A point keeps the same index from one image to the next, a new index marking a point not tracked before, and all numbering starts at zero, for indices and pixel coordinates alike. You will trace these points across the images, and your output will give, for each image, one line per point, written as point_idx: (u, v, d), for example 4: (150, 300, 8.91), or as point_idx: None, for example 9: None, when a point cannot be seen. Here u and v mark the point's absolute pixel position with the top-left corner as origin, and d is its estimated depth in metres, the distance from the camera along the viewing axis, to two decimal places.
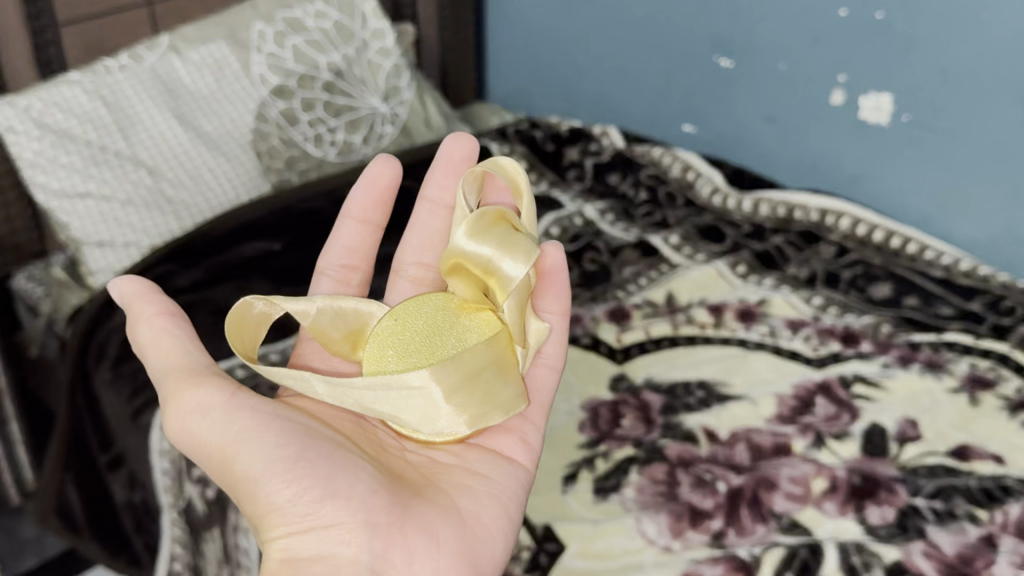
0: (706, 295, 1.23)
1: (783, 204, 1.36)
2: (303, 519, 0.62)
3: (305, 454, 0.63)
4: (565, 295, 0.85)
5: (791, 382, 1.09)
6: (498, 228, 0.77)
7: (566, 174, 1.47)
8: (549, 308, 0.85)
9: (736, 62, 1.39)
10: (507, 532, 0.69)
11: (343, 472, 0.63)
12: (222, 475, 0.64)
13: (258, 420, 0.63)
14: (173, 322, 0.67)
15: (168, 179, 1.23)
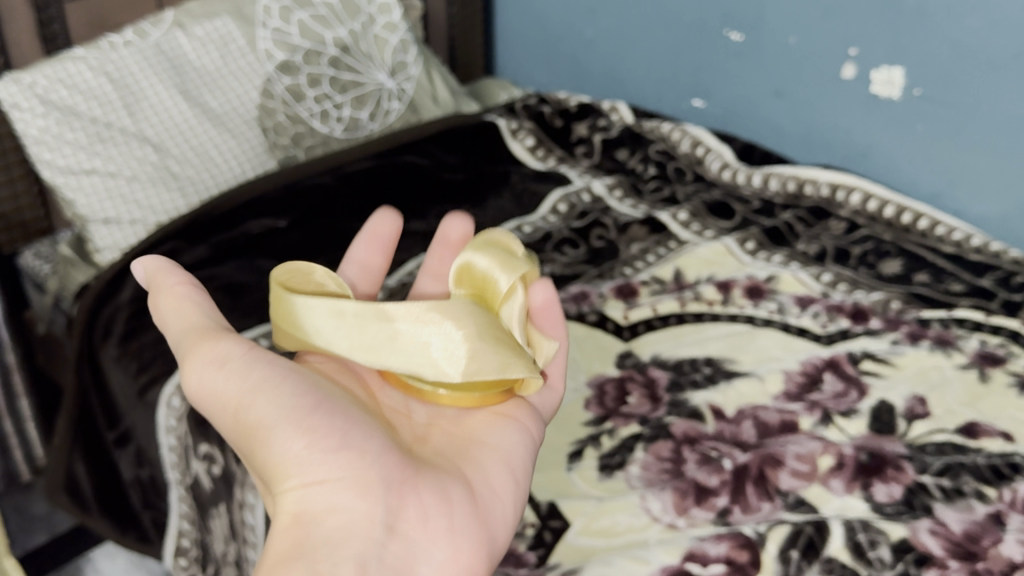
0: (714, 272, 1.22)
1: (793, 179, 1.35)
2: (316, 472, 0.60)
3: (322, 403, 0.63)
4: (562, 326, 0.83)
5: (799, 359, 1.09)
6: (498, 246, 0.81)
7: (574, 151, 1.46)
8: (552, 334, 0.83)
9: (746, 36, 1.37)
10: (517, 500, 0.68)
11: (358, 427, 0.63)
12: (234, 432, 0.63)
13: (275, 372, 0.63)
14: (193, 290, 0.68)
15: (173, 155, 1.23)
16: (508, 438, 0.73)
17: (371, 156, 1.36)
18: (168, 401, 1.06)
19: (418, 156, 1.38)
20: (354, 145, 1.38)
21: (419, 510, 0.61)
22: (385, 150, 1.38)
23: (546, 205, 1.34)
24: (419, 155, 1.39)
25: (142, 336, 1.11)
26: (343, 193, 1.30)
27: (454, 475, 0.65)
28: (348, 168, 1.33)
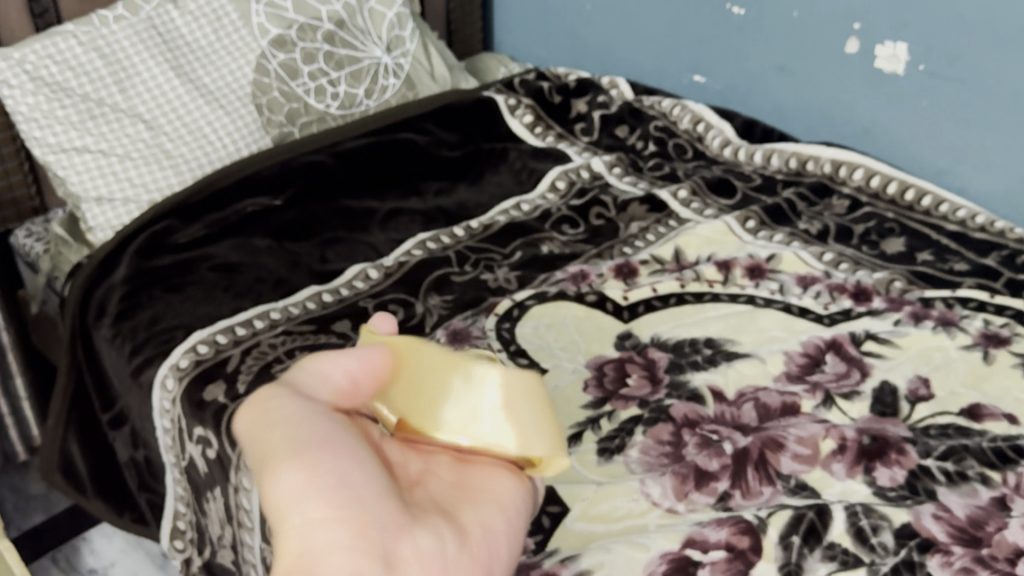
0: (714, 251, 1.21)
1: (795, 155, 1.33)
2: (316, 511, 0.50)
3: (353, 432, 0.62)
4: None
5: (801, 340, 1.07)
6: None
7: (574, 127, 1.44)
8: None
9: (749, 9, 1.34)
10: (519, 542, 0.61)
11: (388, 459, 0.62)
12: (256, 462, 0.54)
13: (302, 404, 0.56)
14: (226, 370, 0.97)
15: (166, 132, 1.21)
16: (506, 489, 0.62)
17: (368, 134, 1.34)
18: (163, 384, 1.04)
19: (416, 133, 1.36)
20: (350, 123, 1.35)
21: (418, 552, 0.52)
22: (382, 127, 1.35)
23: (545, 182, 1.33)
24: (416, 132, 1.36)
25: (137, 316, 1.10)
26: (339, 171, 1.28)
27: (452, 526, 0.56)
28: (344, 146, 1.30)
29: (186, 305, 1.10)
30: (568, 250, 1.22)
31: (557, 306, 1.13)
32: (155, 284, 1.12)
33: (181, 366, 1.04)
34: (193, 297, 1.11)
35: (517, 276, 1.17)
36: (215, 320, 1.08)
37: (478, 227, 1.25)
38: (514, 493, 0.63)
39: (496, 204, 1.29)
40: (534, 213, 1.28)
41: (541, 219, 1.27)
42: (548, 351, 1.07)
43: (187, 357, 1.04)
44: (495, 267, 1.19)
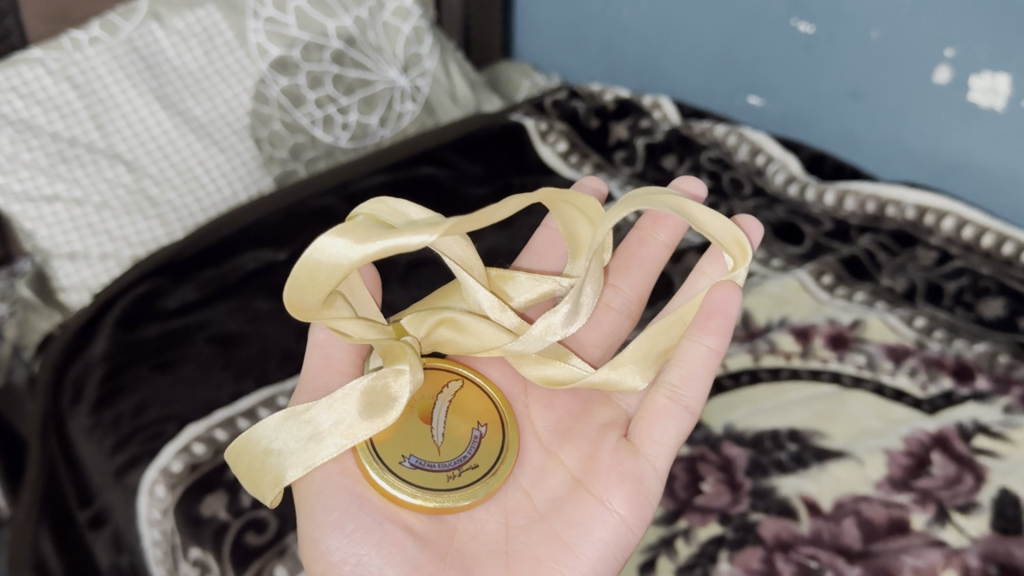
0: (787, 313, 1.05)
1: (872, 197, 1.17)
2: (361, 559, 0.66)
3: (344, 524, 0.67)
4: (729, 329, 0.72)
5: (901, 435, 0.92)
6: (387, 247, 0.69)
7: (614, 156, 1.26)
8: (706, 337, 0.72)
9: (819, 27, 1.16)
10: (598, 515, 0.70)
11: (378, 550, 0.66)
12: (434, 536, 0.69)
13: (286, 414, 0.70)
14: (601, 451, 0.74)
15: (150, 175, 1.04)
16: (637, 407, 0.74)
17: (385, 170, 1.16)
18: (156, 487, 0.87)
19: (438, 166, 1.18)
20: (362, 156, 1.18)
21: (472, 529, 0.71)
22: (396, 161, 1.17)
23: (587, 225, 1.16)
24: (437, 165, 1.18)
25: (122, 401, 0.93)
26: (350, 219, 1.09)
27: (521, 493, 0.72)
28: (356, 187, 1.12)
29: (179, 390, 0.93)
30: None
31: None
32: (143, 361, 0.95)
33: (172, 470, 0.87)
34: (187, 380, 0.94)
35: None
36: (213, 408, 0.91)
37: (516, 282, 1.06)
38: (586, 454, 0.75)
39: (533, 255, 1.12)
40: None
41: None
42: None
43: (179, 459, 0.88)
44: None
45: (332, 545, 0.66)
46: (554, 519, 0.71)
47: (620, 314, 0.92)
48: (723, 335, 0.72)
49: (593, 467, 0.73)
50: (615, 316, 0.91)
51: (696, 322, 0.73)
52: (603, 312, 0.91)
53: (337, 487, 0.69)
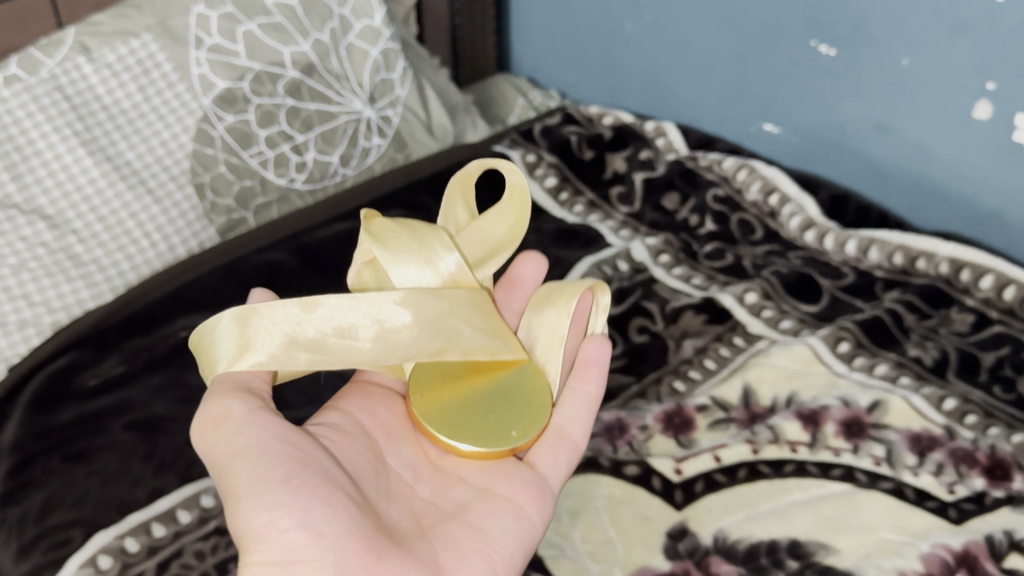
0: (795, 389, 0.91)
1: (901, 248, 1.02)
2: None
3: (291, 481, 0.59)
4: (228, 410, 0.63)
5: (921, 551, 0.77)
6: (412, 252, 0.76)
7: (609, 193, 1.13)
8: (236, 415, 0.63)
9: (842, 51, 1.01)
10: (486, 513, 0.67)
11: (323, 506, 0.59)
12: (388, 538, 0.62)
13: (263, 438, 0.61)
14: (274, 420, 0.63)
15: (75, 230, 0.93)
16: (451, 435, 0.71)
17: (344, 217, 1.05)
18: None
19: (408, 209, 1.07)
20: (320, 202, 1.07)
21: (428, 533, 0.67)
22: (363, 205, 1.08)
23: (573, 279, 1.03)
24: (407, 209, 1.07)
25: (28, 496, 0.81)
26: (303, 274, 0.99)
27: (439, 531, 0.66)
28: (311, 238, 1.02)
29: (92, 487, 0.82)
30: None
31: (587, 481, 0.84)
32: (54, 451, 0.84)
33: None
34: (102, 473, 0.83)
35: None
36: (126, 510, 0.80)
37: None
38: (496, 479, 0.70)
39: None
40: None
41: None
42: (574, 564, 0.77)
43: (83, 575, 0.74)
44: None
45: (270, 515, 0.57)
46: (464, 515, 0.68)
47: (514, 314, 0.90)
48: (230, 406, 0.63)
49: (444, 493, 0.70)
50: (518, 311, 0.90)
51: (211, 436, 0.63)
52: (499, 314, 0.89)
53: (281, 451, 0.61)
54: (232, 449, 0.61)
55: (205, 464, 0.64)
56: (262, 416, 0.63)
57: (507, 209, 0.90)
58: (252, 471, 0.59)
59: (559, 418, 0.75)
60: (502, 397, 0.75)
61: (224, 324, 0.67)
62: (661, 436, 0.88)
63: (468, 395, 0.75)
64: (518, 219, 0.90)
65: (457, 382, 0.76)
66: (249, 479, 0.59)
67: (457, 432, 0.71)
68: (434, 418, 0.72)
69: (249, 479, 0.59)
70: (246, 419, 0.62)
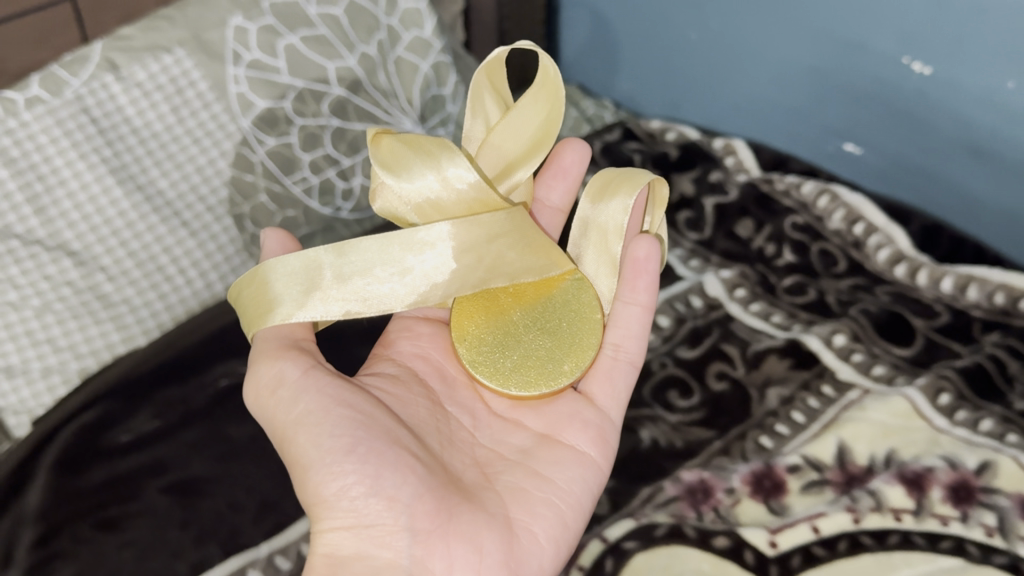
0: (894, 446, 0.83)
1: (1002, 288, 0.93)
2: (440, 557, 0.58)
3: (356, 448, 0.58)
4: (285, 370, 0.61)
5: None
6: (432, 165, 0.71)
7: (676, 217, 1.04)
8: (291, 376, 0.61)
9: (936, 71, 0.93)
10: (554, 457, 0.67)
11: (391, 470, 0.58)
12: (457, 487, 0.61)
13: (321, 404, 0.59)
14: (330, 380, 0.61)
15: (103, 267, 0.84)
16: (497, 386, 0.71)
17: None
18: None
19: None
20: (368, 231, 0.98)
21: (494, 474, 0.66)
22: None
23: None
24: None
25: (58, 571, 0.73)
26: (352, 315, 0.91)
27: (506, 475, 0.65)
28: None
29: (126, 561, 0.74)
30: (675, 441, 0.85)
31: (672, 553, 0.76)
32: (84, 517, 0.76)
33: None
34: (138, 544, 0.75)
35: (607, 489, 0.82)
36: None
37: None
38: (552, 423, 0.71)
39: None
40: None
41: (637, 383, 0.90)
42: None
43: None
44: None
45: (338, 488, 0.57)
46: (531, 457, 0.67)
47: (556, 210, 0.87)
48: (285, 368, 0.61)
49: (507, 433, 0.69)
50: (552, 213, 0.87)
51: (269, 403, 0.61)
52: (539, 209, 0.86)
53: (343, 417, 0.59)
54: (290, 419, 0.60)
55: (264, 426, 0.63)
56: (318, 378, 0.61)
57: (540, 96, 0.80)
58: (315, 442, 0.58)
59: (612, 337, 0.75)
60: (546, 331, 0.74)
61: (277, 277, 0.65)
62: (751, 501, 0.80)
63: (512, 327, 0.74)
64: (552, 109, 0.80)
65: (499, 312, 0.75)
66: (315, 450, 0.58)
67: (507, 378, 0.70)
68: (484, 365, 0.71)
69: (314, 450, 0.58)
70: (304, 376, 0.61)
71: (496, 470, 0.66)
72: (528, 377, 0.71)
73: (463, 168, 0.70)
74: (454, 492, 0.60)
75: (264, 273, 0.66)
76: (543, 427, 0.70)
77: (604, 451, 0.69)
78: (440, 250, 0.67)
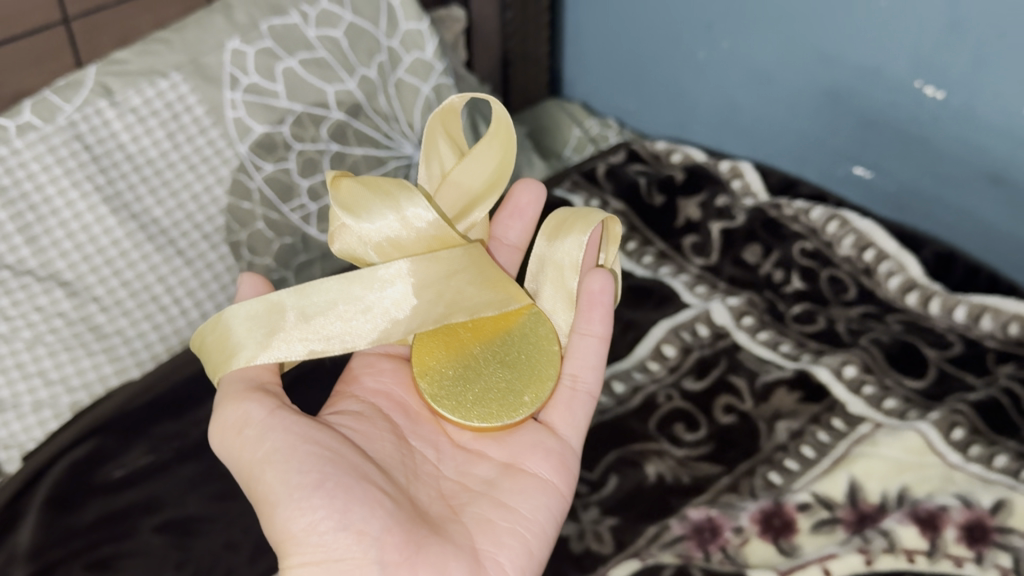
0: (907, 483, 0.81)
1: (1017, 318, 0.91)
2: None
3: (325, 483, 0.56)
4: (251, 412, 0.60)
5: None
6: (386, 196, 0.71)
7: (682, 242, 1.03)
8: (255, 417, 0.59)
9: (951, 96, 0.90)
10: (519, 486, 0.65)
11: (360, 504, 0.56)
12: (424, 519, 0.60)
13: (287, 442, 0.58)
14: (296, 419, 0.59)
15: (96, 297, 0.82)
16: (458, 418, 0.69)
17: None
18: None
19: None
20: None
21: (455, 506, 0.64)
22: None
23: (647, 345, 0.93)
24: None
25: None
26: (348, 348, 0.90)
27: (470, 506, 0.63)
28: None
29: None
30: (681, 477, 0.83)
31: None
32: (77, 556, 0.74)
33: None
34: None
35: (611, 527, 0.79)
36: None
37: None
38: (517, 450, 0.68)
39: None
40: (632, 403, 0.89)
41: (643, 415, 0.88)
42: None
43: None
44: (578, 509, 0.81)
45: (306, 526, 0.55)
46: (495, 489, 0.65)
47: (513, 249, 0.86)
48: (251, 411, 0.60)
49: (469, 469, 0.67)
50: (509, 250, 0.85)
51: (233, 446, 0.59)
52: (496, 247, 0.85)
53: (310, 453, 0.57)
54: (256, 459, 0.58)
55: (230, 470, 0.60)
56: (284, 418, 0.59)
57: (493, 147, 0.79)
58: (283, 479, 0.56)
59: (571, 368, 0.74)
60: (507, 363, 0.72)
61: (235, 322, 0.65)
62: (760, 540, 0.78)
63: (472, 360, 0.72)
64: (504, 158, 0.80)
65: (459, 347, 0.73)
66: (282, 487, 0.56)
67: (470, 410, 0.68)
68: (446, 399, 0.69)
69: (281, 485, 0.56)
70: (269, 416, 0.59)
71: (461, 503, 0.64)
72: (493, 406, 0.69)
73: (422, 207, 0.70)
74: (421, 524, 0.58)
75: (226, 320, 0.65)
76: (505, 457, 0.68)
77: (566, 478, 0.68)
78: (400, 287, 0.68)
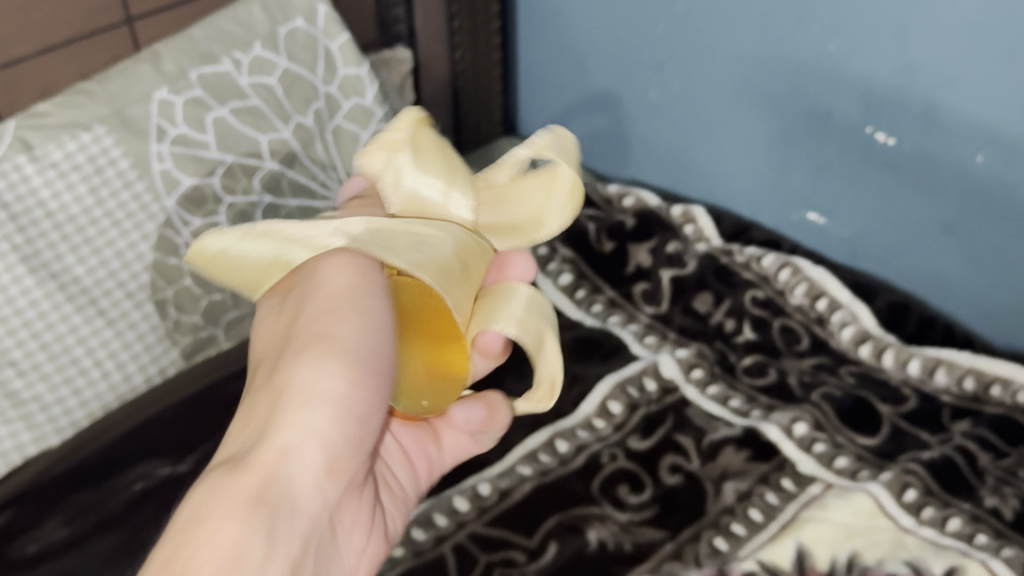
0: (857, 549, 0.77)
1: (972, 372, 0.88)
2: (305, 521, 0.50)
3: (361, 407, 0.52)
4: (348, 266, 0.55)
5: None
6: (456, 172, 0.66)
7: (632, 291, 1.01)
8: (342, 270, 0.55)
9: (901, 142, 0.88)
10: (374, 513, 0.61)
11: (354, 431, 0.52)
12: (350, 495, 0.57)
13: (382, 321, 0.53)
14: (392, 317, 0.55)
15: (13, 361, 0.78)
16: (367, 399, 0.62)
17: None
18: None
19: None
20: None
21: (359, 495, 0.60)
22: None
23: (593, 401, 0.91)
24: None
25: None
26: None
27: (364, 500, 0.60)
28: None
29: None
30: (624, 544, 0.79)
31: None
32: None
33: None
34: None
35: None
36: None
37: (492, 495, 0.83)
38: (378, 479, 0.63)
39: (518, 444, 0.88)
40: (575, 463, 0.86)
41: (586, 476, 0.84)
42: None
43: None
44: None
45: (291, 425, 0.50)
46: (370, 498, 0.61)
47: None
48: (356, 272, 0.55)
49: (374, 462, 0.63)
50: None
51: (365, 262, 0.56)
52: None
53: (387, 352, 0.53)
54: (292, 325, 0.53)
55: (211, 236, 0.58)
56: (386, 301, 0.55)
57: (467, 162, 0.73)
58: (356, 337, 0.52)
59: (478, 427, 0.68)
60: None
61: (232, 245, 0.57)
62: None
63: None
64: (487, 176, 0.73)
65: None
66: (355, 343, 0.52)
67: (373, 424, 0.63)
68: None
69: (319, 335, 0.52)
70: (355, 263, 0.55)
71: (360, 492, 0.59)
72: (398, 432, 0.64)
73: (467, 207, 0.64)
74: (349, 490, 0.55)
75: (221, 255, 0.57)
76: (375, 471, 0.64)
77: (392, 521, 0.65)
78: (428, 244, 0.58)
